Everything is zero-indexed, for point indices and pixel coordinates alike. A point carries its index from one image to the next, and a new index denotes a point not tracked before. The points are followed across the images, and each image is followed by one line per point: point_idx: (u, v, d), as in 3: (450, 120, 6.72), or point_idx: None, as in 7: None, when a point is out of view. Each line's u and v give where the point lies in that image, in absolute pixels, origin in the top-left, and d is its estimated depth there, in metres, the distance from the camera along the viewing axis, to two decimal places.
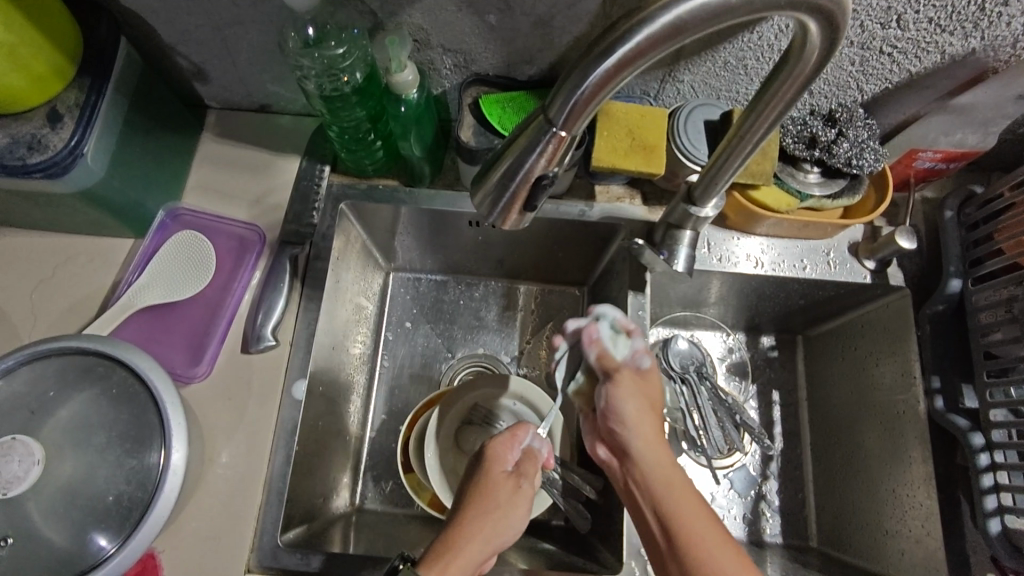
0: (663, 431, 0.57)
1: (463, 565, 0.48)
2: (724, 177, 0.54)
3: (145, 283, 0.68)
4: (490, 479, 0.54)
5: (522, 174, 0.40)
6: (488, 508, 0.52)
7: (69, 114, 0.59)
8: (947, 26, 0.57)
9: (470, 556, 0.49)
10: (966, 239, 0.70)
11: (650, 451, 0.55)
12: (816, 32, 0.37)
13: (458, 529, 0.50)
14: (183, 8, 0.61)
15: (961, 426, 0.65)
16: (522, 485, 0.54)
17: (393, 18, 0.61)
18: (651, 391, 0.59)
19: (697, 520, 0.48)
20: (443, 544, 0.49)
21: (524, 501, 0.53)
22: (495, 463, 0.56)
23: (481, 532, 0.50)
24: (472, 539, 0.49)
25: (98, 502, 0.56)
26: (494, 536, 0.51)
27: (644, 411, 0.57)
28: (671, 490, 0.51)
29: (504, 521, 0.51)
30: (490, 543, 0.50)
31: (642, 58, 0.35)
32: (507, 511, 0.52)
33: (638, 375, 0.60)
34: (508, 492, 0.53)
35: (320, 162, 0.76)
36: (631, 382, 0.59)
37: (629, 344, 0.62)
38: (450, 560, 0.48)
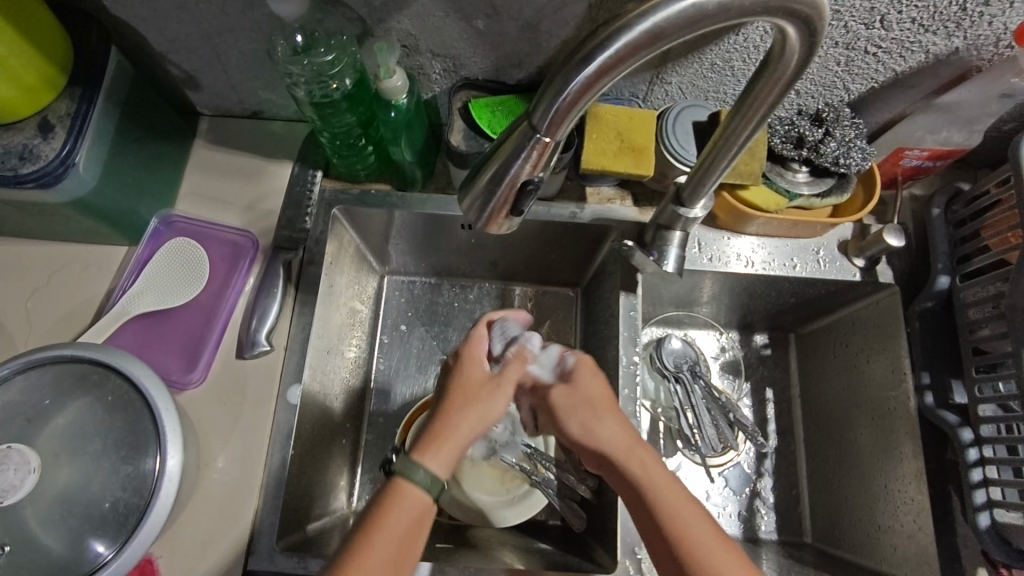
0: (623, 426, 0.57)
1: (452, 447, 0.52)
2: (712, 179, 0.55)
3: (139, 291, 0.69)
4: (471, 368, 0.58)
5: (507, 178, 0.40)
6: (474, 397, 0.56)
7: (60, 125, 0.59)
8: (930, 26, 0.58)
9: (460, 437, 0.53)
10: (953, 236, 0.71)
11: (619, 443, 0.55)
12: (795, 36, 0.38)
13: (450, 415, 0.54)
14: (172, 17, 0.61)
15: (951, 422, 0.66)
16: (503, 380, 0.58)
17: (381, 24, 0.62)
18: (588, 394, 0.60)
19: (678, 506, 0.49)
20: (434, 429, 0.53)
21: (506, 394, 0.57)
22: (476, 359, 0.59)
23: (470, 416, 0.54)
24: (460, 422, 0.54)
25: (94, 509, 0.56)
26: (480, 419, 0.55)
27: (598, 416, 0.58)
28: (648, 477, 0.52)
29: (488, 407, 0.56)
30: (477, 429, 0.54)
31: (622, 65, 0.35)
32: (491, 398, 0.56)
33: (569, 384, 0.61)
34: (489, 385, 0.57)
35: (312, 167, 0.76)
36: (565, 400, 0.60)
37: (549, 355, 0.63)
38: (440, 440, 0.52)
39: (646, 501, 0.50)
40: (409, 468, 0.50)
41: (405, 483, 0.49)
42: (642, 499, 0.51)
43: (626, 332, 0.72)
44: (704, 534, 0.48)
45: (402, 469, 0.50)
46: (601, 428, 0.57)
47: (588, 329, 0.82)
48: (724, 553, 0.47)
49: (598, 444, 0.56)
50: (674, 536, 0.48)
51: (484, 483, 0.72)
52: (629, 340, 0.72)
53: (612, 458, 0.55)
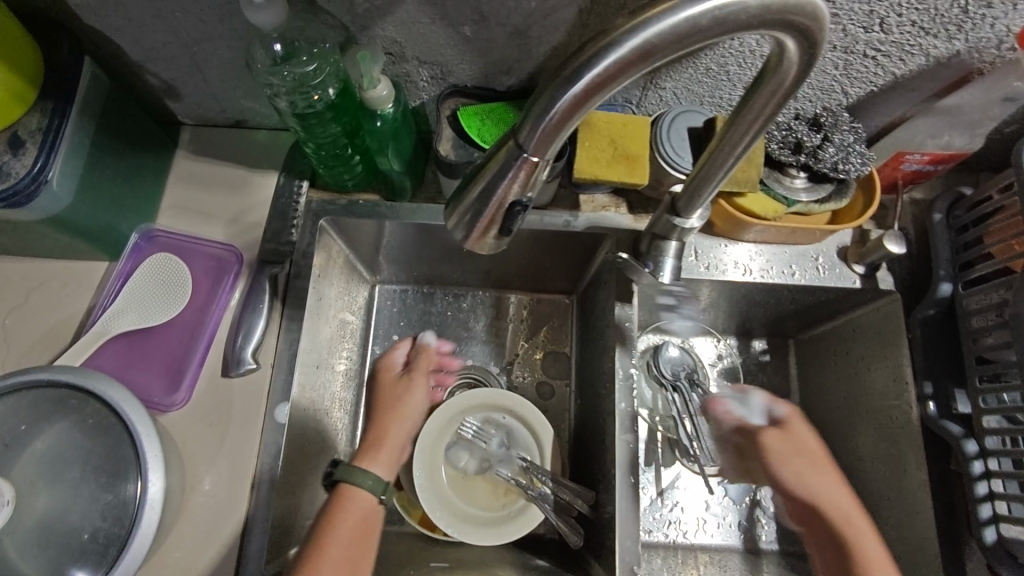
0: (834, 473, 0.64)
1: (389, 451, 0.65)
2: (708, 189, 0.53)
3: (120, 309, 0.67)
4: (383, 378, 0.73)
5: (493, 199, 0.38)
6: (392, 402, 0.69)
7: (31, 140, 0.57)
8: (930, 29, 0.56)
9: (392, 438, 0.66)
10: (955, 242, 0.69)
11: (846, 510, 0.61)
12: (794, 48, 0.36)
13: (376, 429, 0.66)
14: (148, 26, 0.59)
15: (955, 432, 0.64)
16: (415, 377, 0.71)
17: (365, 32, 0.60)
18: (802, 442, 0.66)
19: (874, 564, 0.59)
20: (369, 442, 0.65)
21: (417, 386, 0.71)
22: (387, 368, 0.73)
23: (396, 419, 0.67)
24: (389, 427, 0.67)
25: (73, 540, 0.54)
26: (404, 421, 0.68)
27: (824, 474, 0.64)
28: (858, 546, 0.59)
29: (407, 405, 0.69)
30: (405, 429, 0.67)
31: (611, 83, 0.33)
32: (407, 397, 0.70)
33: (784, 429, 0.68)
34: (403, 387, 0.71)
35: (298, 177, 0.74)
36: (778, 443, 0.66)
37: (756, 400, 0.72)
38: (377, 448, 0.65)
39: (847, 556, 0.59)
40: (349, 474, 0.60)
41: (349, 488, 0.60)
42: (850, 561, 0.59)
43: (622, 344, 0.70)
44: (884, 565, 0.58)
45: (343, 477, 0.60)
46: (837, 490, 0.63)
47: (584, 338, 0.80)
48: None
49: (844, 508, 0.62)
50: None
51: (479, 498, 0.71)
52: (625, 352, 0.70)
53: (822, 511, 0.62)
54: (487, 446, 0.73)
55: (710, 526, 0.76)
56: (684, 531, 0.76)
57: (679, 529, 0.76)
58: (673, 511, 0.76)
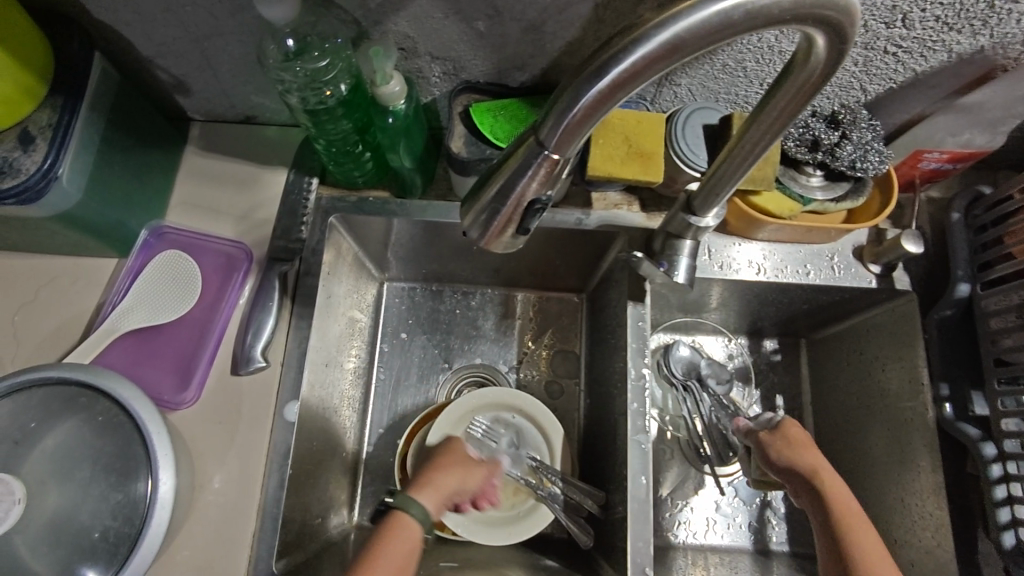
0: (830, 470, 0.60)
1: (441, 491, 0.59)
2: (725, 187, 0.52)
3: (129, 306, 0.66)
4: (452, 450, 0.64)
5: (513, 197, 0.38)
6: (456, 460, 0.63)
7: (41, 136, 0.57)
8: (954, 24, 0.55)
9: (447, 485, 0.60)
10: (974, 242, 0.68)
11: (818, 476, 0.59)
12: (823, 43, 0.35)
13: (434, 473, 0.61)
14: (159, 20, 0.58)
15: (972, 435, 0.63)
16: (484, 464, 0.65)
17: (378, 27, 0.59)
18: (799, 442, 0.63)
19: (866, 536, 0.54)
20: (422, 480, 0.60)
21: (484, 469, 0.64)
22: (455, 446, 0.65)
23: (455, 475, 0.61)
24: (448, 474, 0.61)
25: (83, 538, 0.54)
26: (464, 480, 0.62)
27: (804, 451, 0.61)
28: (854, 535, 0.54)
29: (469, 477, 0.62)
30: (460, 487, 0.61)
31: (637, 79, 0.32)
32: (468, 468, 0.63)
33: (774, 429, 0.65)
34: (466, 458, 0.64)
35: (308, 174, 0.73)
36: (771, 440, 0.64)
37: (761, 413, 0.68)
38: (428, 486, 0.59)
39: (832, 525, 0.56)
40: (406, 502, 0.56)
41: (403, 512, 0.55)
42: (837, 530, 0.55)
43: (634, 343, 0.69)
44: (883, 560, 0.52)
45: (399, 503, 0.55)
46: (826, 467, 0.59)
47: (594, 337, 0.79)
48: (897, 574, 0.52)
49: (809, 469, 0.60)
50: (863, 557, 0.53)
51: None
52: (637, 351, 0.69)
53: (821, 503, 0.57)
54: (497, 446, 0.71)
55: (720, 527, 0.75)
56: (693, 532, 0.75)
57: (688, 530, 0.75)
58: (682, 511, 0.76)
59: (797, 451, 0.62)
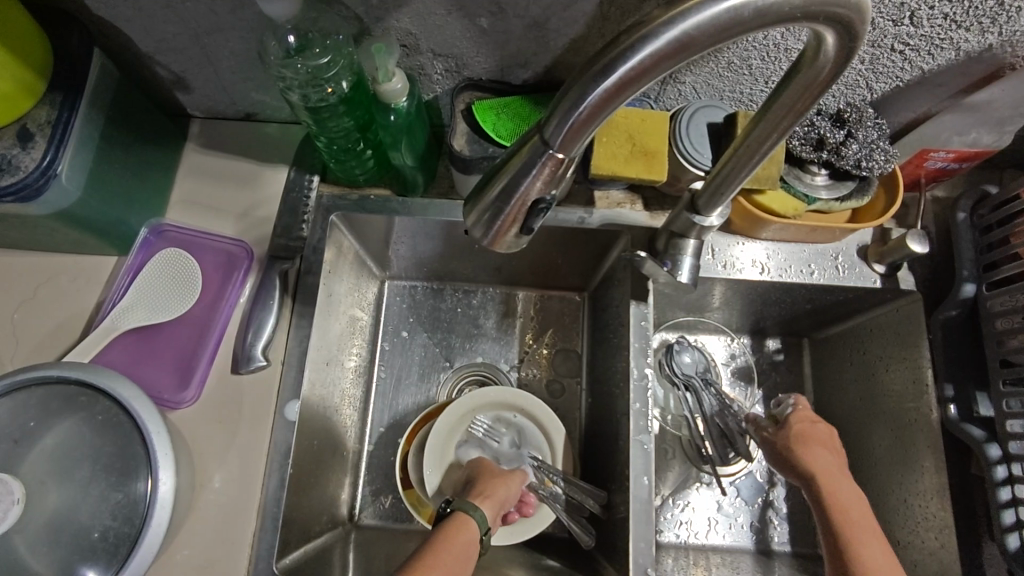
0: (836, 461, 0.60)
1: (496, 498, 0.61)
2: (731, 186, 0.52)
3: (129, 305, 0.66)
4: (487, 466, 0.66)
5: (517, 196, 0.37)
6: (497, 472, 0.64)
7: (40, 133, 0.56)
8: (963, 22, 0.54)
9: (499, 495, 0.62)
10: (979, 242, 0.68)
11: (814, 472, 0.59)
12: (832, 41, 0.35)
13: (485, 484, 0.63)
14: (158, 16, 0.58)
15: (977, 437, 0.63)
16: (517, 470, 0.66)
17: (380, 23, 0.58)
18: (804, 432, 0.63)
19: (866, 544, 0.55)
20: (477, 490, 0.62)
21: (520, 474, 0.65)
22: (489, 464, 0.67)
23: (503, 483, 0.63)
24: (498, 483, 0.63)
25: (83, 538, 0.53)
26: (511, 488, 0.63)
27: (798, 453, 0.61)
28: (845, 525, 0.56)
29: (513, 483, 0.64)
30: (509, 494, 0.62)
31: (644, 78, 0.32)
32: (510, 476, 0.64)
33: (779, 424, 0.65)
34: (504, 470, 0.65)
35: (309, 172, 0.73)
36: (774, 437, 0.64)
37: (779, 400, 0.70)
38: (484, 494, 0.61)
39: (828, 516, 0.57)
40: (466, 505, 0.58)
41: (466, 513, 0.57)
42: (837, 533, 0.56)
43: (637, 343, 0.69)
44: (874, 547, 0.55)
45: (460, 505, 0.57)
46: (822, 470, 0.59)
47: (596, 336, 0.79)
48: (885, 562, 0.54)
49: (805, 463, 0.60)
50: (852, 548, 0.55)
51: None
52: (639, 351, 0.69)
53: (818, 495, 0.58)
54: (498, 446, 0.71)
55: (721, 527, 0.75)
56: (695, 532, 0.75)
57: (689, 530, 0.75)
58: (684, 511, 0.76)
59: (792, 450, 0.61)
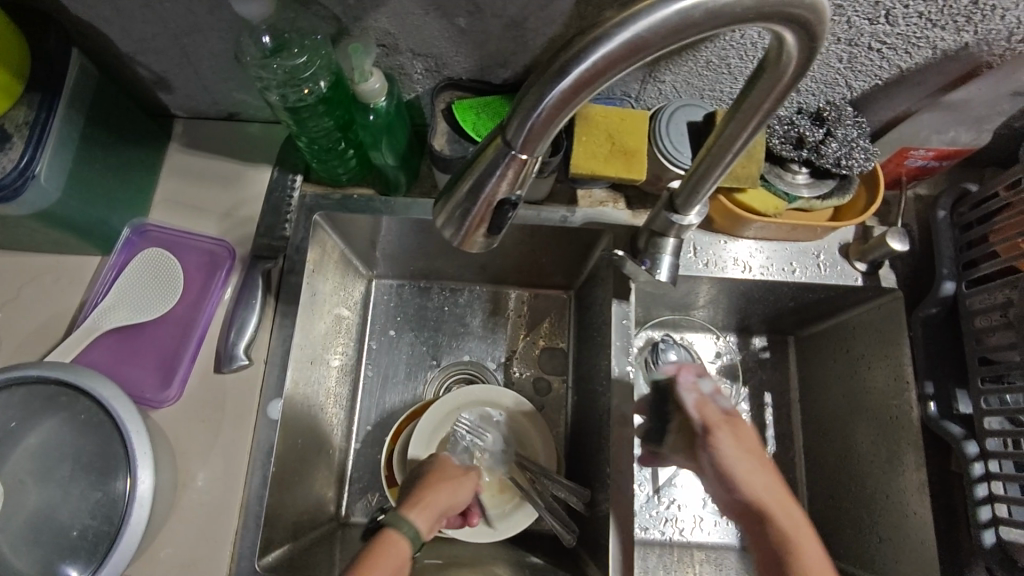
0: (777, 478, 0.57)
1: (432, 510, 0.57)
2: (706, 185, 0.52)
3: (111, 305, 0.66)
4: (442, 466, 0.64)
5: (483, 197, 0.37)
6: (446, 477, 0.62)
7: (17, 134, 0.56)
8: (938, 21, 0.54)
9: (437, 502, 0.59)
10: (959, 240, 0.68)
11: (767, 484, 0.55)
12: (793, 41, 0.35)
13: (424, 492, 0.59)
14: (137, 17, 0.58)
15: (956, 434, 0.63)
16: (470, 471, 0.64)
17: (358, 23, 0.58)
18: (750, 441, 0.60)
19: (810, 549, 0.51)
20: (414, 498, 0.58)
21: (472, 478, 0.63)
22: (443, 464, 0.64)
23: (444, 491, 0.60)
24: (440, 491, 0.60)
25: (63, 537, 0.54)
26: (453, 496, 0.60)
27: (755, 462, 0.57)
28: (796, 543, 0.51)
29: (459, 490, 0.61)
30: (449, 502, 0.60)
31: (602, 77, 0.32)
32: (460, 481, 0.62)
33: (732, 426, 0.61)
34: (456, 472, 0.63)
35: (292, 171, 0.73)
36: (732, 438, 0.59)
37: (708, 387, 0.65)
38: (420, 505, 0.57)
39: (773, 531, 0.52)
40: (398, 520, 0.54)
41: (394, 532, 0.53)
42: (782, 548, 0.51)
43: (619, 341, 0.69)
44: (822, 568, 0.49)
45: (391, 521, 0.54)
46: (762, 483, 0.55)
47: (581, 334, 0.79)
48: None
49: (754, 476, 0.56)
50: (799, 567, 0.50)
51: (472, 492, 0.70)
52: (622, 350, 0.69)
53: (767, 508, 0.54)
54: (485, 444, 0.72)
55: (706, 524, 0.75)
56: (680, 528, 0.75)
57: (675, 527, 0.75)
58: (670, 508, 0.76)
59: (739, 460, 0.58)
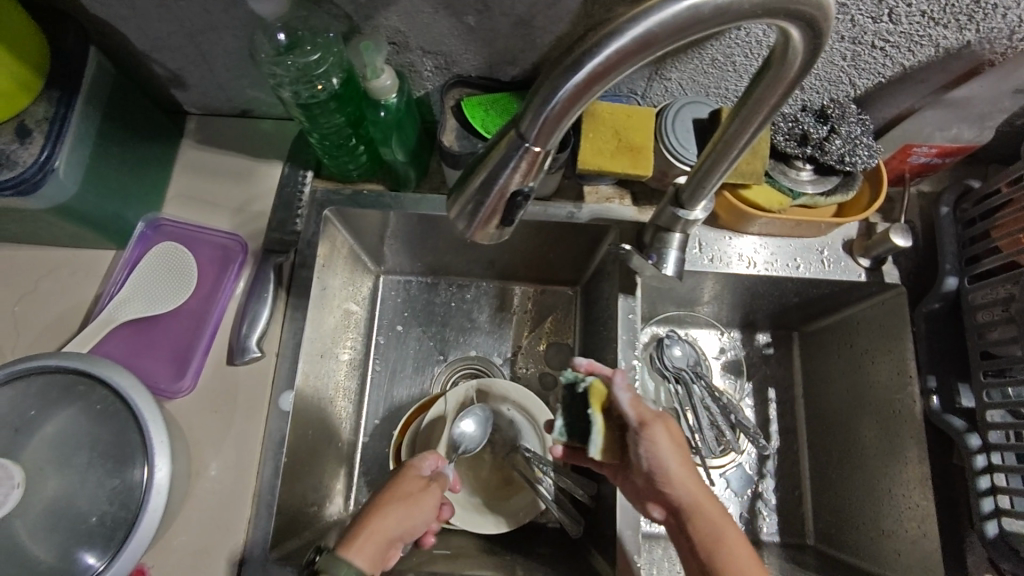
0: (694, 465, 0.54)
1: (377, 542, 0.50)
2: (712, 180, 0.53)
3: (127, 297, 0.67)
4: (403, 478, 0.57)
5: (495, 189, 0.38)
6: (403, 495, 0.54)
7: (38, 129, 0.57)
8: (940, 19, 0.55)
9: (386, 528, 0.51)
10: (962, 236, 0.69)
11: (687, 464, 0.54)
12: (798, 37, 0.36)
13: (370, 518, 0.51)
14: (153, 15, 0.59)
15: (958, 427, 0.64)
16: (432, 486, 0.57)
17: (369, 21, 0.59)
18: (678, 436, 0.56)
19: (732, 539, 0.49)
20: (358, 527, 0.51)
21: (433, 495, 0.56)
22: (405, 475, 0.57)
23: (398, 515, 0.52)
24: (388, 516, 0.52)
25: (81, 523, 0.55)
26: (409, 519, 0.53)
27: (682, 458, 0.54)
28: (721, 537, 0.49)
29: (417, 510, 0.54)
30: (401, 526, 0.52)
31: (614, 72, 0.33)
32: (421, 499, 0.55)
33: (663, 426, 0.55)
34: (417, 488, 0.56)
35: (303, 167, 0.74)
36: (667, 437, 0.55)
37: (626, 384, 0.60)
38: (364, 538, 0.50)
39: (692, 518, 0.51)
40: (334, 563, 0.47)
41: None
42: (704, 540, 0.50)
43: (625, 335, 0.70)
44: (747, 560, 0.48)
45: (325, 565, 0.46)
46: (683, 470, 0.53)
47: (587, 329, 0.80)
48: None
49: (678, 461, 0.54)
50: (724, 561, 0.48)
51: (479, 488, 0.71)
52: (628, 343, 0.70)
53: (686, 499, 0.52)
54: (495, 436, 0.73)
55: None
56: None
57: None
58: None
59: (671, 454, 0.54)
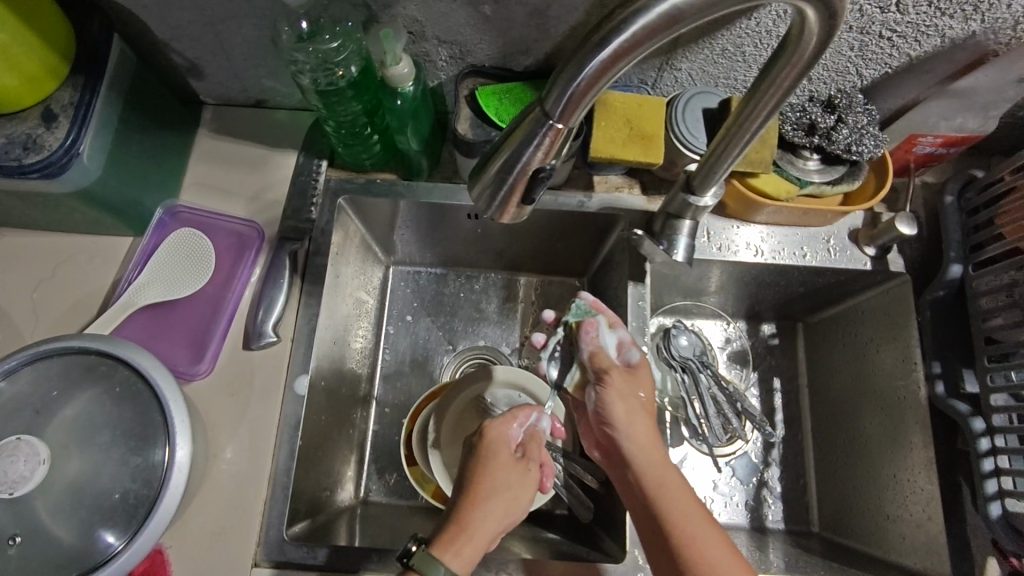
0: (651, 425, 0.61)
1: (475, 544, 0.49)
2: (723, 166, 0.54)
3: (145, 281, 0.68)
4: (494, 458, 0.54)
5: (519, 166, 0.39)
6: (500, 488, 0.52)
7: (64, 113, 0.59)
8: (947, 10, 0.56)
9: (484, 528, 0.50)
10: (966, 224, 0.70)
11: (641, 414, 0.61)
12: (814, 18, 0.37)
13: (464, 515, 0.50)
14: (175, 4, 0.60)
15: (962, 411, 0.65)
16: (530, 468, 0.55)
17: (387, 10, 0.61)
18: (640, 386, 0.63)
19: (671, 483, 0.56)
20: (455, 526, 0.49)
21: (531, 483, 0.54)
22: (496, 455, 0.54)
23: (493, 515, 0.50)
24: (487, 516, 0.50)
25: (104, 500, 0.56)
26: (506, 515, 0.51)
27: (632, 408, 0.61)
28: (662, 485, 0.55)
29: (516, 502, 0.52)
30: (500, 523, 0.51)
31: (639, 48, 0.34)
32: (519, 492, 0.53)
33: (625, 373, 0.63)
34: (518, 476, 0.53)
35: (317, 157, 0.75)
36: (621, 383, 0.62)
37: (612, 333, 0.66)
38: (463, 540, 0.49)
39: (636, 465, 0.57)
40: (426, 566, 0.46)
41: None
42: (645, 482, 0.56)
43: (635, 322, 0.72)
44: (686, 507, 0.54)
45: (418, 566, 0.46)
46: (635, 422, 0.60)
47: None
48: (700, 528, 0.52)
49: (628, 409, 0.61)
50: (664, 505, 0.54)
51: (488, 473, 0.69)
52: (638, 330, 0.71)
53: (633, 448, 0.59)
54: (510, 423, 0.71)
55: (717, 505, 0.77)
56: None
57: None
58: None
59: (624, 401, 0.61)
